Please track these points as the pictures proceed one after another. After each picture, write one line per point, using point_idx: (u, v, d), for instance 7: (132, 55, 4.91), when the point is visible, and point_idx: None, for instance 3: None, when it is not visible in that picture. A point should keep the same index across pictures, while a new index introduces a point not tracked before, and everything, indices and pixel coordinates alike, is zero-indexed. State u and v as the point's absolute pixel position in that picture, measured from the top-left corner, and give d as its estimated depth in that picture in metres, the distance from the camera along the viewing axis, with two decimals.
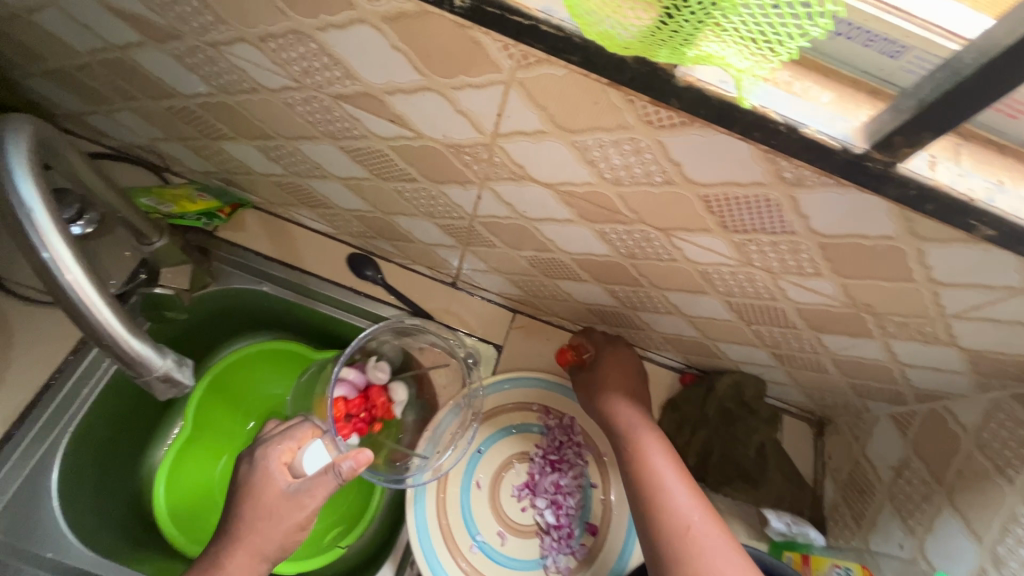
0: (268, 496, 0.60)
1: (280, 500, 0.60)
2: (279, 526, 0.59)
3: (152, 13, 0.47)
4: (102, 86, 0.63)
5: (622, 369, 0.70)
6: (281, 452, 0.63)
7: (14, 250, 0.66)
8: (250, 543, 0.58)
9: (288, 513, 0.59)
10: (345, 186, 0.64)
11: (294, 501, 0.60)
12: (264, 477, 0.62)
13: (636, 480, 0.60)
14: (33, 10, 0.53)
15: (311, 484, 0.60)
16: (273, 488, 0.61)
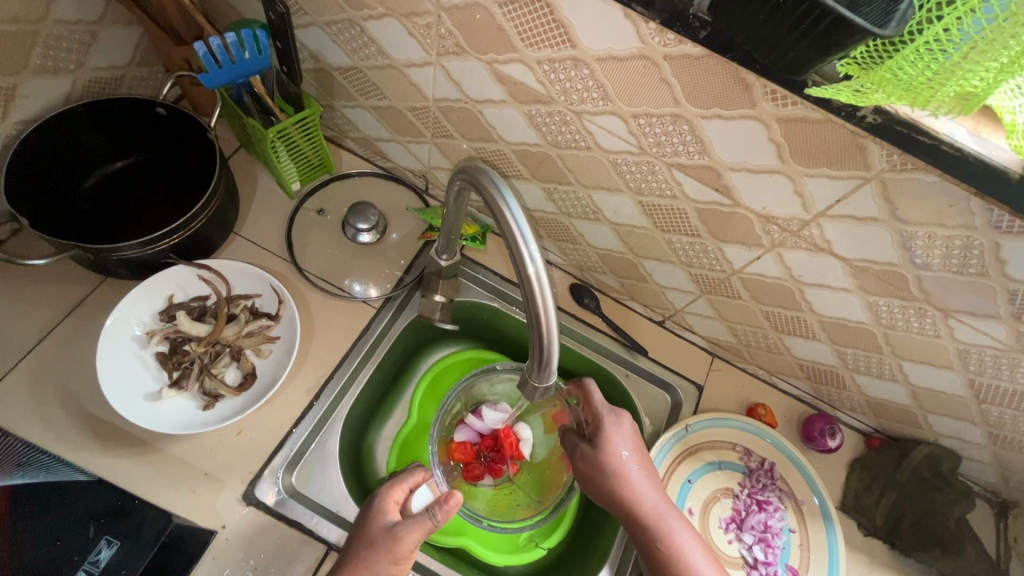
0: (371, 534, 0.60)
1: (378, 539, 0.59)
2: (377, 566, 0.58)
3: (539, 84, 0.58)
4: (421, 124, 0.74)
5: (630, 438, 0.68)
6: (394, 491, 0.64)
7: (326, 249, 0.81)
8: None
9: (386, 547, 0.58)
10: (613, 230, 0.73)
11: (390, 537, 0.59)
12: (377, 510, 0.62)
13: (649, 546, 0.64)
14: (412, 65, 0.65)
15: (410, 528, 0.59)
16: (380, 523, 0.61)
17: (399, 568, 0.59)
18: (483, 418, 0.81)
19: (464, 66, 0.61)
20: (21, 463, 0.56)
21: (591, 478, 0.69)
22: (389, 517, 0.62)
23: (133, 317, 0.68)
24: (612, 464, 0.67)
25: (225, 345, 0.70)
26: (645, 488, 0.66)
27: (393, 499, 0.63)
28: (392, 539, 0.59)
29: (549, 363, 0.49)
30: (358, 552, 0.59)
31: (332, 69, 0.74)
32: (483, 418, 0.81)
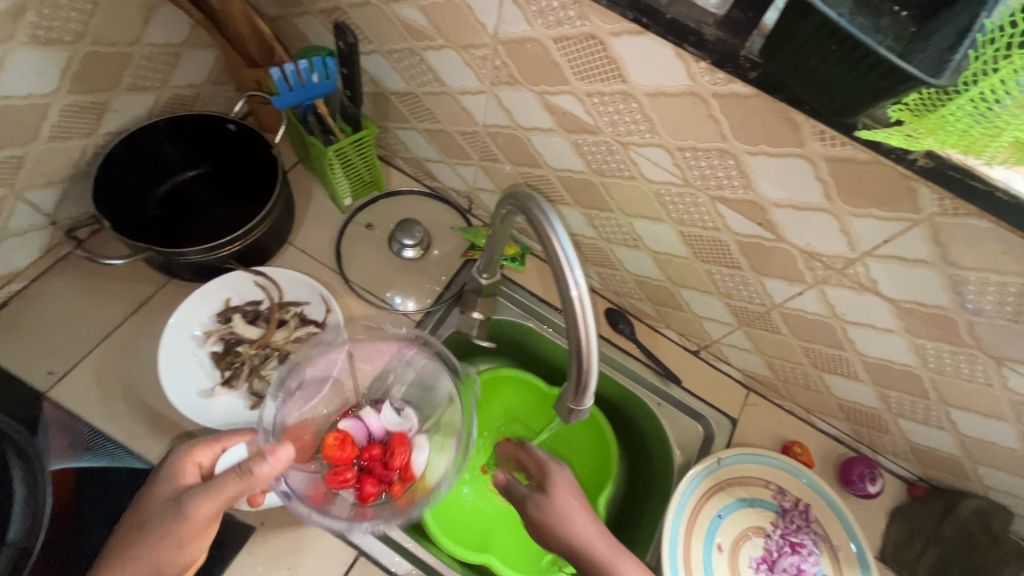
0: (154, 505, 0.55)
1: (163, 510, 0.54)
2: (161, 543, 0.53)
3: (587, 116, 0.60)
4: (470, 147, 0.77)
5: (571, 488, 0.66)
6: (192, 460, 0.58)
7: (372, 262, 0.85)
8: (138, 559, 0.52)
9: (171, 520, 0.53)
10: (652, 258, 0.74)
11: (176, 512, 0.53)
12: (170, 473, 0.57)
13: None
14: (465, 93, 0.69)
15: (196, 501, 0.52)
16: (165, 491, 0.56)
17: (189, 548, 0.54)
18: (380, 414, 0.74)
19: (516, 96, 0.64)
20: (88, 447, 0.64)
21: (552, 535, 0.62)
22: (181, 486, 0.56)
23: (194, 317, 0.72)
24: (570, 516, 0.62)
25: (274, 349, 0.73)
26: (581, 517, 0.62)
27: (189, 467, 0.57)
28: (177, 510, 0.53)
29: (586, 387, 0.50)
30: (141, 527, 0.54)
31: (389, 93, 0.78)
32: (382, 415, 0.73)
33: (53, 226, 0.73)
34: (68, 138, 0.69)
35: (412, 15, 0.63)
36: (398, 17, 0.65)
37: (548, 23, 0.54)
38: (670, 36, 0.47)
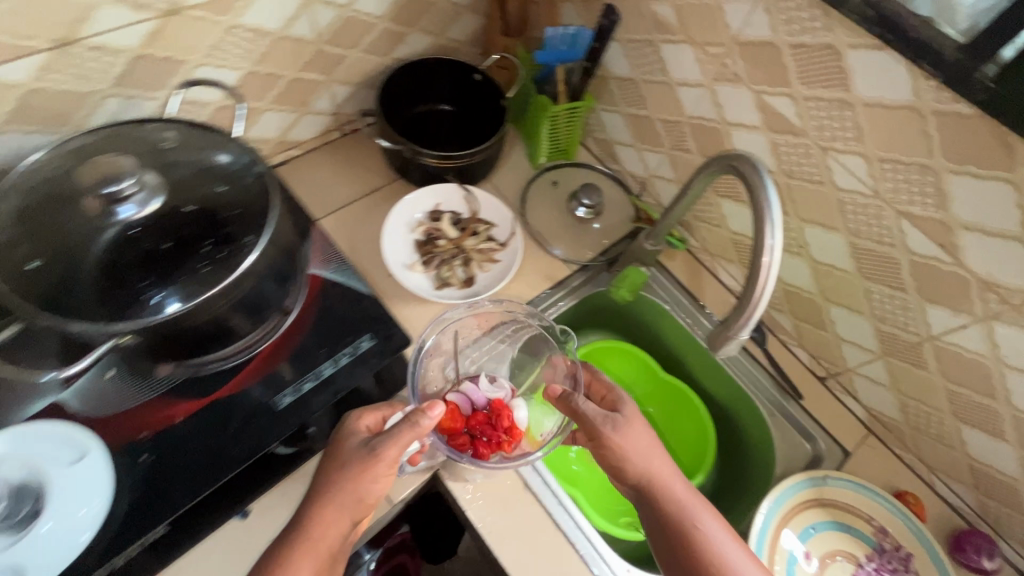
0: (341, 452, 0.60)
1: (353, 456, 0.59)
2: (358, 481, 0.57)
3: (797, 118, 0.69)
4: (666, 135, 0.89)
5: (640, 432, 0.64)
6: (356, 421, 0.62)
7: (548, 214, 0.98)
8: (336, 500, 0.57)
9: (364, 463, 0.57)
10: (812, 268, 0.79)
11: (366, 454, 0.58)
12: (346, 434, 0.61)
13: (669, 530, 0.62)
14: (684, 85, 0.80)
15: (385, 443, 0.58)
16: (349, 445, 0.60)
17: (380, 483, 0.58)
18: (478, 385, 0.76)
19: (733, 93, 0.75)
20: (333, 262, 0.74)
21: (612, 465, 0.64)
22: (358, 441, 0.60)
23: (411, 208, 0.89)
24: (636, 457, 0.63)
25: (463, 252, 0.87)
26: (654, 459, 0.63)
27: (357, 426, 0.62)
28: (368, 452, 0.58)
29: (751, 313, 0.56)
30: (327, 476, 0.59)
31: (610, 78, 0.91)
32: (479, 385, 0.76)
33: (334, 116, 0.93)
34: (374, 52, 0.88)
35: (663, 12, 0.77)
36: (651, 12, 0.78)
37: (791, 31, 0.64)
38: (908, 52, 0.56)
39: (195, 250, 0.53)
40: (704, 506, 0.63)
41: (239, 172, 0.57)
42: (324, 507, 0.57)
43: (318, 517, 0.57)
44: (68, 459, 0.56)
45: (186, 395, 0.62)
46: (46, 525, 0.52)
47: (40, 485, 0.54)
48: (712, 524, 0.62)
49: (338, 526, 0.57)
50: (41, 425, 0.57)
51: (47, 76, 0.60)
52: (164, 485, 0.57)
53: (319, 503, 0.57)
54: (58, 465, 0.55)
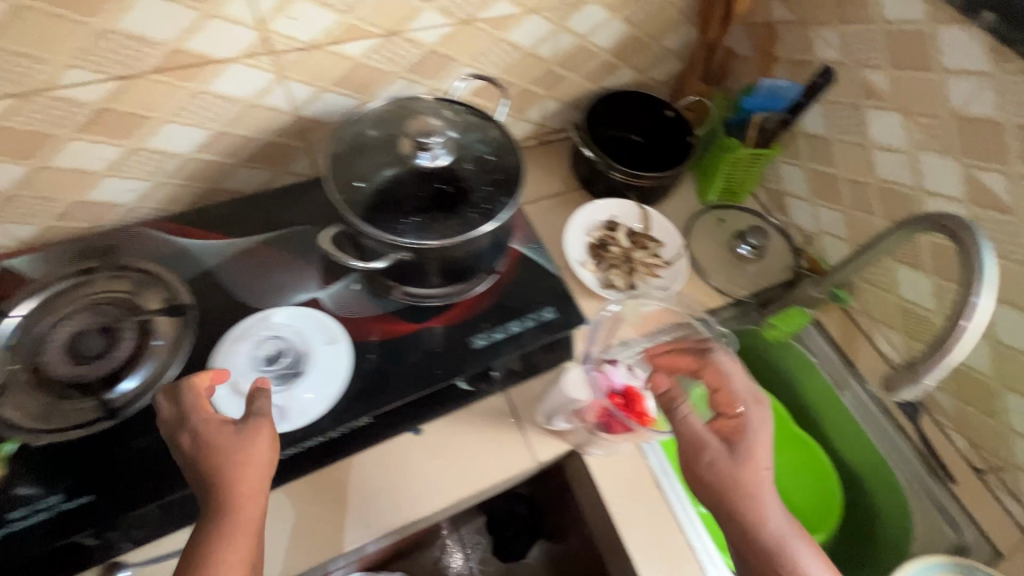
0: (208, 439, 0.55)
1: (231, 436, 0.55)
2: (255, 435, 0.55)
3: (1008, 195, 0.71)
4: (849, 195, 0.92)
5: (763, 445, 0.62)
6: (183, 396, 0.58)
7: (710, 247, 1.03)
8: (230, 449, 0.54)
9: (249, 431, 0.55)
10: (994, 349, 0.77)
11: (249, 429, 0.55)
12: (190, 441, 0.55)
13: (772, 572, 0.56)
14: (884, 150, 0.84)
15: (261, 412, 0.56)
16: (217, 429, 0.55)
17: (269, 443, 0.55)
18: (616, 368, 0.77)
19: (939, 163, 0.77)
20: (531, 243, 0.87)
21: (715, 487, 0.60)
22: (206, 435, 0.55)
23: (589, 215, 0.99)
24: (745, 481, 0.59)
25: (631, 263, 0.95)
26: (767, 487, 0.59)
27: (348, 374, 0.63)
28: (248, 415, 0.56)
29: (945, 358, 0.59)
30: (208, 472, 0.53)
31: (800, 134, 0.97)
32: (618, 368, 0.77)
33: (537, 126, 1.07)
34: (589, 78, 1.01)
35: (877, 80, 0.82)
36: (864, 79, 0.83)
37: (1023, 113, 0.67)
38: None
39: (457, 207, 0.66)
40: (799, 538, 0.58)
41: (490, 152, 0.70)
42: (248, 446, 0.54)
43: (238, 455, 0.54)
44: (324, 340, 0.71)
45: (405, 318, 0.75)
46: (307, 382, 0.68)
47: (305, 354, 0.70)
48: (800, 549, 0.57)
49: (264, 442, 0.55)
50: (306, 310, 0.73)
51: (371, 55, 0.78)
52: (379, 387, 0.70)
53: (217, 459, 0.53)
54: (315, 342, 0.71)
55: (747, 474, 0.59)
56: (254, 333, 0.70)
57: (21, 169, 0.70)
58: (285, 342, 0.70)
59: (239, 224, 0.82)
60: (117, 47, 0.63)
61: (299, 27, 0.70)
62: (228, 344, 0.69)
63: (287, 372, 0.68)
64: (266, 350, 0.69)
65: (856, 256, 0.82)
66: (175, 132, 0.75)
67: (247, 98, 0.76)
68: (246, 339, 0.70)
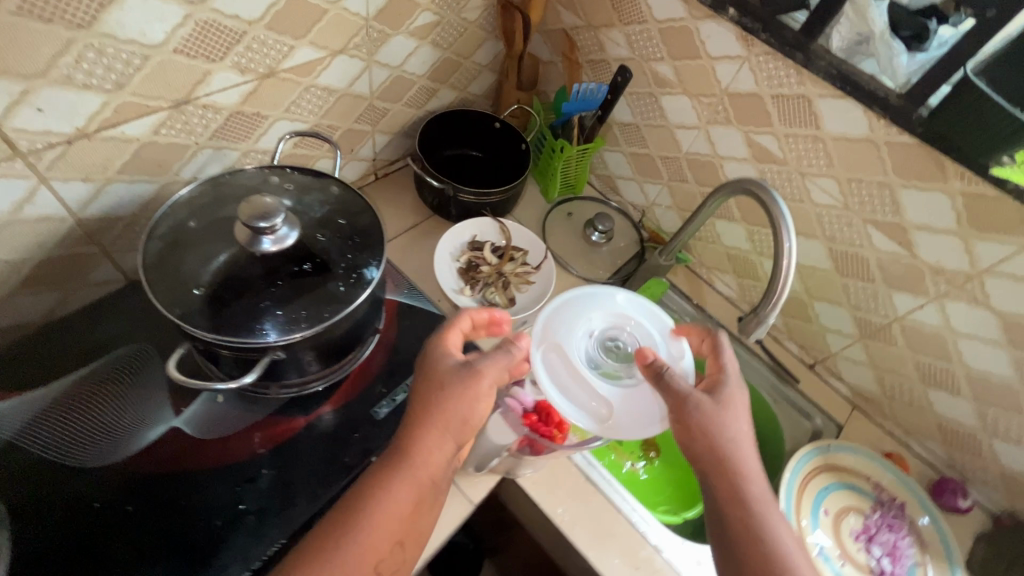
0: (434, 373, 0.60)
1: (451, 377, 0.59)
2: (434, 440, 0.57)
3: (779, 150, 0.87)
4: (666, 169, 1.04)
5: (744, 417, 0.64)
6: (455, 322, 0.66)
7: (567, 241, 1.10)
8: (431, 423, 0.58)
9: (462, 381, 0.59)
10: (797, 271, 0.96)
11: (471, 370, 0.59)
12: (444, 359, 0.62)
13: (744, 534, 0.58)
14: (681, 128, 0.97)
15: (489, 359, 0.61)
16: (440, 366, 0.60)
17: (483, 402, 0.59)
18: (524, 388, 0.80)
19: (725, 132, 0.92)
20: (405, 288, 0.84)
21: (698, 423, 0.61)
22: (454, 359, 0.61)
23: (452, 240, 0.99)
24: (718, 430, 0.61)
25: (504, 278, 0.97)
26: (738, 422, 0.63)
27: (722, 351, 0.68)
28: (470, 373, 0.59)
29: (779, 297, 0.72)
30: (396, 470, 0.56)
31: (615, 123, 1.07)
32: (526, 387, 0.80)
33: (372, 161, 1.02)
34: (414, 105, 0.99)
35: (663, 69, 0.94)
36: (652, 70, 0.95)
37: (772, 84, 0.83)
38: (864, 99, 0.75)
39: (320, 284, 0.61)
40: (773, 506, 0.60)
41: (337, 215, 0.66)
42: (426, 432, 0.58)
43: (418, 446, 0.57)
44: (645, 343, 0.73)
45: (293, 414, 0.68)
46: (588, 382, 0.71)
47: (611, 345, 0.72)
48: (777, 517, 0.59)
49: (441, 450, 0.58)
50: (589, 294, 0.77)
51: (160, 131, 0.66)
52: (286, 496, 0.62)
53: (419, 428, 0.57)
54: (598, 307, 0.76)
55: (721, 420, 0.62)
56: (584, 308, 0.76)
57: None
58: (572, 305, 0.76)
59: (32, 370, 0.65)
60: None
61: (51, 118, 0.57)
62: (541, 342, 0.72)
63: (592, 393, 0.69)
64: (577, 347, 0.72)
65: (689, 222, 0.94)
66: None
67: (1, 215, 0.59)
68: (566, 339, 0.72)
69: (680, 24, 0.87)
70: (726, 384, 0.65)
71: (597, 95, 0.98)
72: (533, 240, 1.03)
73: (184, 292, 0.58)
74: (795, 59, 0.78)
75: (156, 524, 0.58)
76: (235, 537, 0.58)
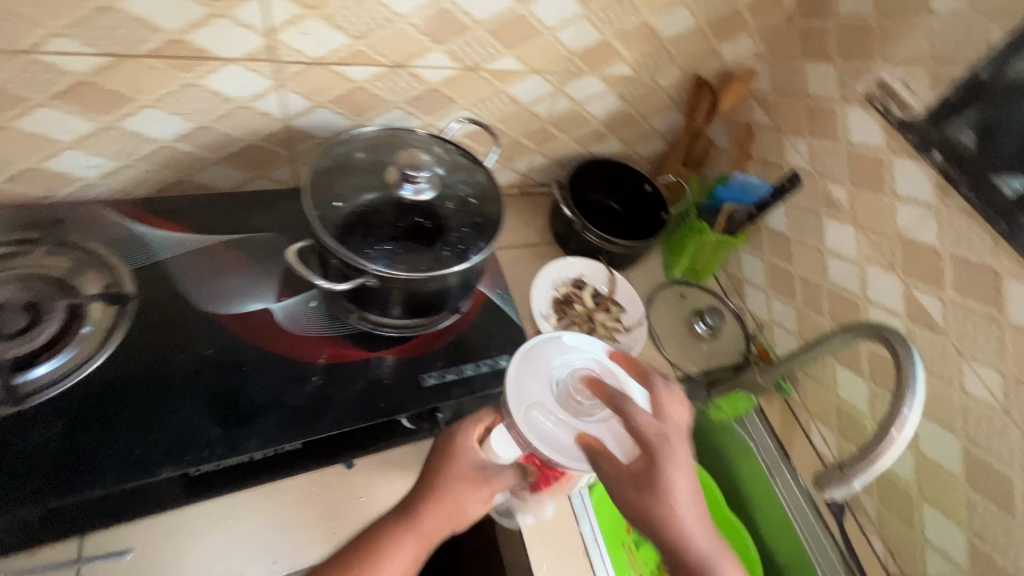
0: (454, 464, 0.65)
1: (466, 478, 0.65)
2: (436, 524, 0.63)
3: (941, 319, 0.77)
4: (802, 293, 0.97)
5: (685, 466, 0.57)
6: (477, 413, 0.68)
7: (671, 321, 1.06)
8: (439, 508, 0.63)
9: (476, 492, 0.65)
10: (915, 459, 0.81)
11: (485, 485, 0.65)
12: (462, 451, 0.66)
13: None
14: (835, 256, 0.90)
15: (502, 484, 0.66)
16: (462, 464, 0.65)
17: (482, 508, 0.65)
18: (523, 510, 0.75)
19: (882, 277, 0.84)
20: (500, 288, 0.88)
21: (628, 507, 0.56)
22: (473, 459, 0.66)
23: (559, 270, 1.01)
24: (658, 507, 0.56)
25: (590, 325, 0.96)
26: (682, 478, 0.56)
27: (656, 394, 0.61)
28: (485, 482, 0.65)
29: (878, 461, 0.61)
30: (390, 536, 0.61)
31: (765, 228, 1.03)
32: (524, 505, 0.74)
33: (523, 177, 1.09)
34: (579, 142, 1.05)
35: (838, 192, 0.89)
36: (825, 189, 0.91)
37: (957, 245, 0.74)
38: None
39: (428, 243, 0.66)
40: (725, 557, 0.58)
41: (471, 197, 0.72)
42: (429, 512, 0.63)
43: (425, 512, 0.63)
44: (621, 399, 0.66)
45: (357, 344, 0.73)
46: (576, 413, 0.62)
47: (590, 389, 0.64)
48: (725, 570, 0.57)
49: (439, 532, 0.63)
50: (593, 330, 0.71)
51: (372, 81, 0.79)
52: (318, 410, 0.66)
53: (425, 508, 0.63)
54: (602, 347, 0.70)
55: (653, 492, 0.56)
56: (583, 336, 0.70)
57: None
58: (551, 332, 0.69)
59: (198, 219, 0.79)
60: (115, 25, 0.62)
61: (306, 42, 0.71)
62: (527, 353, 0.66)
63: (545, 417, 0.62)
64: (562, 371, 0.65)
65: (805, 349, 0.85)
66: (155, 118, 0.73)
67: (242, 100, 0.75)
68: (545, 366, 0.66)
69: (873, 153, 0.83)
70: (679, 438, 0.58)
71: (758, 189, 0.96)
72: (636, 302, 1.00)
73: (326, 198, 0.66)
74: (995, 227, 0.70)
75: (208, 382, 0.65)
76: (262, 422, 0.64)
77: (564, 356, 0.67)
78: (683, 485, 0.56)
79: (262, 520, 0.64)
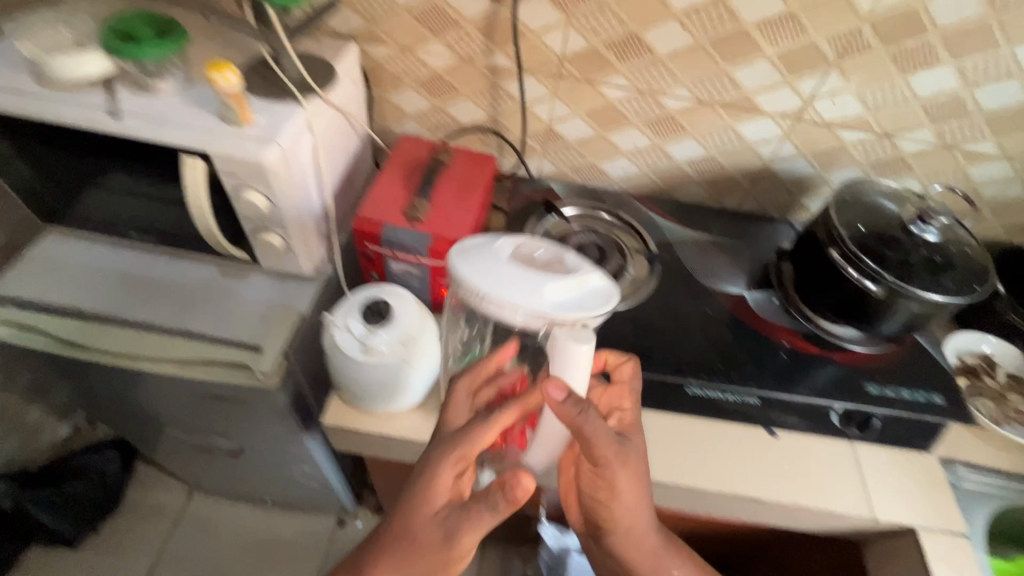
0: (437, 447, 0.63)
1: (444, 454, 0.62)
2: (446, 476, 0.62)
3: None
4: None
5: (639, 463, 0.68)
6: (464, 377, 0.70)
7: None
8: (438, 475, 0.61)
9: (450, 465, 0.61)
10: None
11: (452, 462, 0.62)
12: (455, 408, 0.68)
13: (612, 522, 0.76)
14: None
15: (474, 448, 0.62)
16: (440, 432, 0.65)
17: (444, 514, 0.62)
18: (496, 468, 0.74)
19: None
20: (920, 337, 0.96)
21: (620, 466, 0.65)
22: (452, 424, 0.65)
23: (966, 340, 1.01)
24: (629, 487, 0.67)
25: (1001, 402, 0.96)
26: (629, 481, 0.67)
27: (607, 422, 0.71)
28: (465, 450, 0.62)
29: None
30: (420, 475, 0.62)
31: None
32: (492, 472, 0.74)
33: None
34: (1008, 231, 1.07)
35: None
36: None
37: None
38: None
39: (938, 273, 0.79)
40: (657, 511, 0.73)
41: (970, 246, 0.83)
42: (437, 473, 0.61)
43: (437, 472, 0.61)
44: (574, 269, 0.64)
45: (810, 340, 0.92)
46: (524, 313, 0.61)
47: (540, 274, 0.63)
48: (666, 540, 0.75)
49: (441, 490, 0.62)
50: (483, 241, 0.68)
51: (856, 144, 0.98)
52: (784, 373, 0.87)
53: (439, 463, 0.62)
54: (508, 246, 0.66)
55: (632, 468, 0.66)
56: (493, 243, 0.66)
57: (593, 133, 1.03)
58: (464, 249, 0.65)
59: (685, 217, 1.10)
60: (718, 83, 0.92)
61: (830, 108, 0.93)
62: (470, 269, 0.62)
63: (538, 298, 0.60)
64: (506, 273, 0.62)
65: None
66: (688, 145, 1.03)
67: (753, 142, 1.01)
68: (505, 264, 0.62)
69: None
70: (628, 442, 0.67)
71: None
72: None
73: (851, 222, 0.84)
74: None
75: (708, 329, 0.91)
76: (746, 368, 0.87)
77: (499, 253, 0.64)
78: (629, 479, 0.67)
79: (702, 453, 0.84)
